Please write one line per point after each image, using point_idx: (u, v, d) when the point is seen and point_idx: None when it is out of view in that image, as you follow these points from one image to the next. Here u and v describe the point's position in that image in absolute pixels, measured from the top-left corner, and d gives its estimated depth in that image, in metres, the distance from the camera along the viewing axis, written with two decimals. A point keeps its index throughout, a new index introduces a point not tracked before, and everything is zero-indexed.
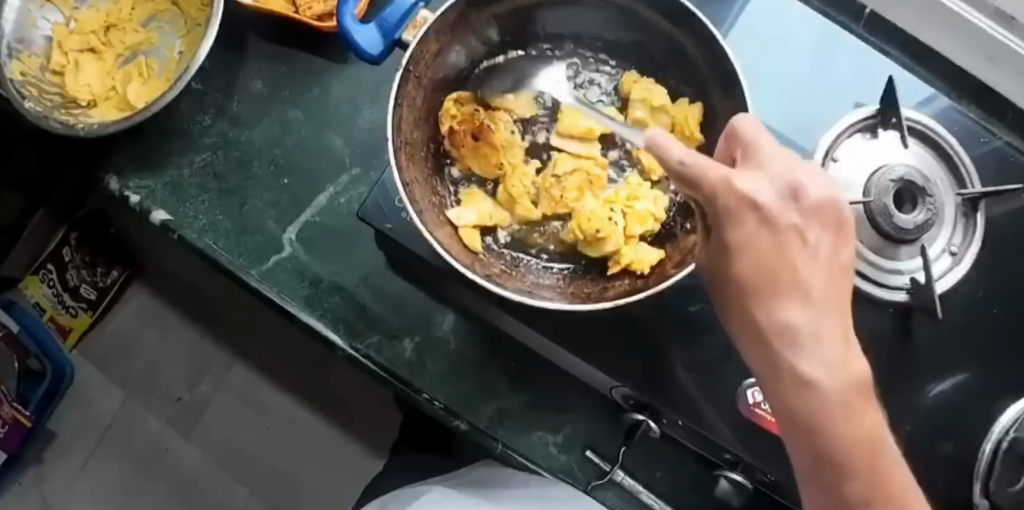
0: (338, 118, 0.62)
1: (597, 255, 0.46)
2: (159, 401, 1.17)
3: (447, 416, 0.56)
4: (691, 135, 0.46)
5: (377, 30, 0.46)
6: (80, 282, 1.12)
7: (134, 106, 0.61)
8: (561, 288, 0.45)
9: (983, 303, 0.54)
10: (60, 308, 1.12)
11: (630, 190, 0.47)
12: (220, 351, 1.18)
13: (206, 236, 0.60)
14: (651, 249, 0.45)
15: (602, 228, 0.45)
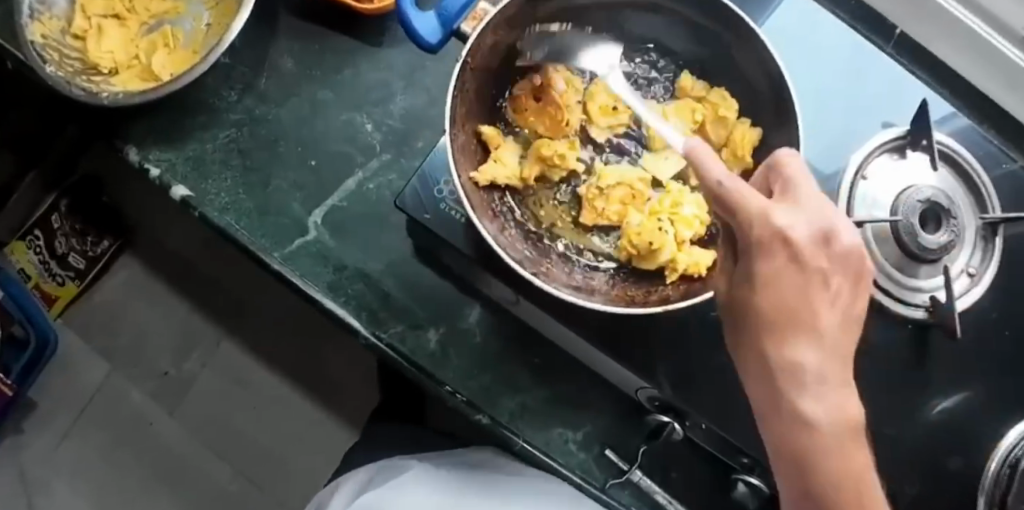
0: (370, 101, 0.61)
1: (651, 266, 0.46)
2: (143, 375, 1.14)
3: (469, 410, 0.56)
4: (743, 157, 0.47)
5: (437, 19, 0.45)
6: (69, 250, 1.08)
7: (159, 76, 0.60)
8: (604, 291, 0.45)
9: (995, 324, 0.56)
10: (46, 275, 1.07)
11: (672, 197, 0.47)
12: (210, 327, 1.16)
13: (228, 215, 0.59)
14: (704, 251, 0.44)
15: (654, 240, 0.45)
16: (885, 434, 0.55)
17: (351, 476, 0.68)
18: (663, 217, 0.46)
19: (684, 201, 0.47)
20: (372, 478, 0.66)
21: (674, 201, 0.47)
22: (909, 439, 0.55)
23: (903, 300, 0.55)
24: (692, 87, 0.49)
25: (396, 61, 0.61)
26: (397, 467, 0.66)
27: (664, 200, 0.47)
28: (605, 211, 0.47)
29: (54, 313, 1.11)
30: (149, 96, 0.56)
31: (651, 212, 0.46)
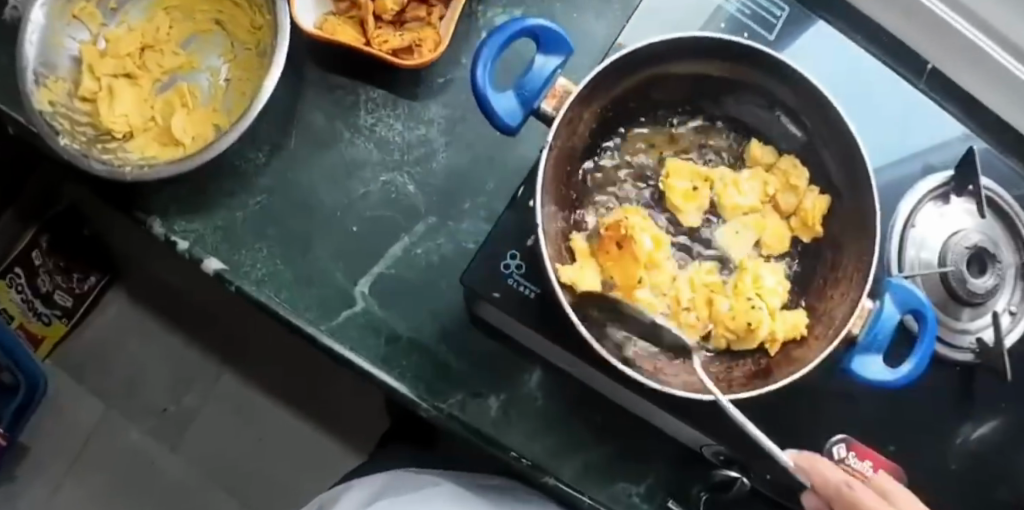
0: (409, 161, 0.59)
1: (749, 345, 0.48)
2: (141, 412, 1.09)
3: (534, 472, 0.56)
4: (813, 228, 0.49)
5: (516, 98, 0.43)
6: (54, 287, 1.01)
7: (180, 139, 0.56)
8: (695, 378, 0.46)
9: None
10: (32, 315, 1.01)
11: (752, 274, 0.49)
12: (208, 359, 1.11)
13: (267, 288, 0.56)
14: (797, 312, 0.48)
15: (751, 320, 0.47)
16: (933, 467, 0.57)
17: (361, 481, 0.66)
18: (750, 294, 0.48)
19: (765, 274, 0.50)
20: (388, 484, 0.64)
21: (757, 277, 0.49)
22: (954, 468, 0.57)
23: (950, 343, 0.57)
24: (761, 155, 0.51)
25: (433, 115, 0.59)
26: (413, 476, 0.65)
27: (749, 278, 0.49)
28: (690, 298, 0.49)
29: (43, 353, 1.06)
30: (181, 167, 0.52)
31: (738, 290, 0.49)
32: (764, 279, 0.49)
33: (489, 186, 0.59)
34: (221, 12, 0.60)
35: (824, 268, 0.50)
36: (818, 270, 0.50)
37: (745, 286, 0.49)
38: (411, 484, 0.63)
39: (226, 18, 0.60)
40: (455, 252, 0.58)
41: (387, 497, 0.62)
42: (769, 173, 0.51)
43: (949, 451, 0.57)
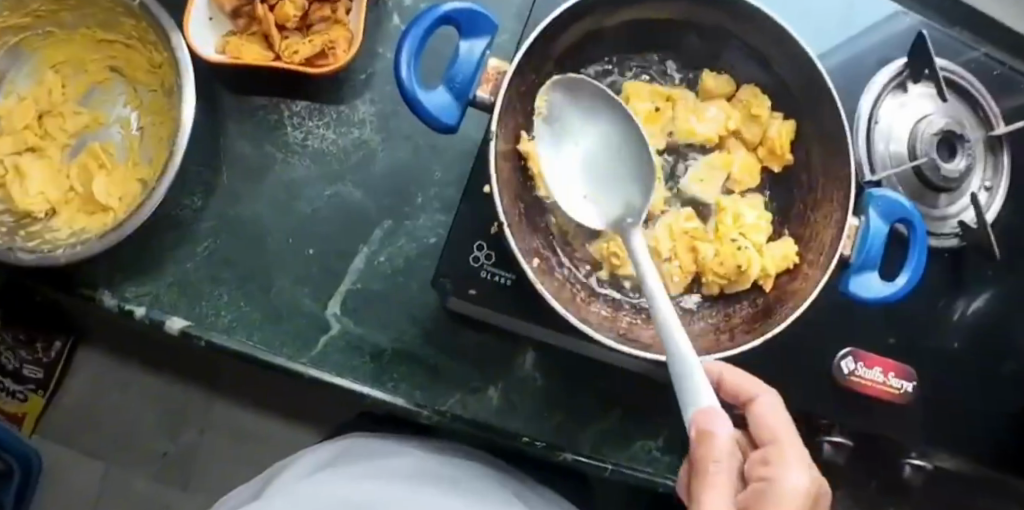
0: (351, 169, 0.56)
1: (742, 286, 0.47)
2: (141, 460, 1.00)
3: (550, 452, 0.55)
4: (784, 156, 0.48)
5: (449, 93, 0.39)
6: (20, 363, 0.94)
7: (107, 204, 0.52)
8: (696, 336, 0.45)
9: (1004, 224, 0.59)
10: (6, 397, 0.95)
11: (732, 211, 0.48)
12: (192, 392, 1.01)
13: (238, 334, 0.53)
14: (782, 245, 0.47)
15: (740, 262, 0.46)
16: (929, 354, 0.58)
17: (320, 446, 0.56)
18: (734, 235, 0.47)
19: (744, 210, 0.48)
20: (349, 450, 0.54)
21: (735, 214, 0.48)
22: (953, 346, 0.59)
23: (935, 233, 0.56)
24: (715, 86, 0.49)
25: (363, 115, 0.56)
26: (382, 441, 0.55)
27: (727, 216, 0.48)
28: (672, 250, 0.47)
29: (28, 430, 0.97)
30: (112, 238, 0.48)
31: (720, 233, 0.47)
32: (743, 215, 0.48)
33: (437, 175, 0.56)
34: (114, 57, 0.55)
35: (800, 192, 0.49)
36: (795, 195, 0.49)
37: (724, 225, 0.48)
38: (374, 451, 0.53)
39: (122, 62, 0.55)
40: (419, 251, 0.55)
41: (335, 466, 0.51)
42: (726, 103, 0.49)
43: (941, 334, 0.59)
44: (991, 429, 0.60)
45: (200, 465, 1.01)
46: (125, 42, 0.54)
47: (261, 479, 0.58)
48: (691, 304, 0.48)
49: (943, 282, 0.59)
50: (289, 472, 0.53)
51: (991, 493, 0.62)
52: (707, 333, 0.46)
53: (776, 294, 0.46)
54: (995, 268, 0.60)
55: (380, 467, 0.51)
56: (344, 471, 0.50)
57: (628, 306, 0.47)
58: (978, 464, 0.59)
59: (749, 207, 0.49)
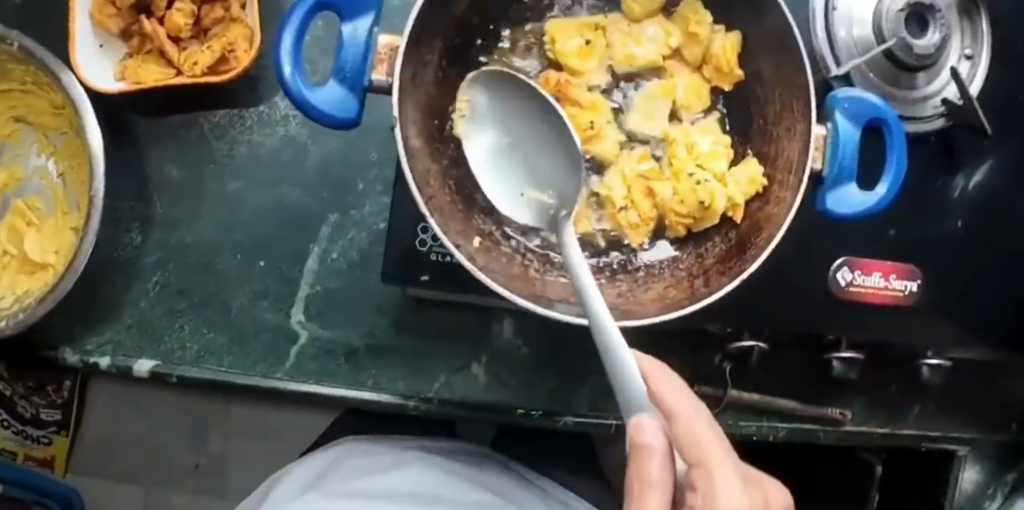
0: (284, 169, 0.52)
1: (709, 221, 0.43)
2: (175, 477, 0.98)
3: (550, 420, 0.52)
4: (733, 71, 0.43)
5: (341, 85, 0.36)
6: (37, 409, 0.91)
7: (44, 261, 0.49)
8: (668, 287, 0.42)
9: (990, 87, 0.55)
10: (30, 442, 0.92)
11: (684, 139, 0.44)
12: (210, 398, 0.96)
13: (209, 362, 0.52)
14: (747, 169, 0.43)
15: (703, 197, 0.42)
16: (930, 240, 0.55)
17: (314, 454, 0.56)
18: (690, 168, 0.43)
19: (697, 138, 0.44)
20: (341, 461, 0.54)
21: (689, 144, 0.44)
22: (958, 226, 0.56)
23: (918, 116, 0.52)
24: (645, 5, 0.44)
25: (284, 111, 0.52)
26: (374, 450, 0.55)
27: (680, 149, 0.44)
28: (627, 197, 0.44)
29: (61, 470, 0.96)
30: (52, 299, 0.46)
31: (675, 169, 0.43)
32: (696, 144, 0.44)
33: (374, 156, 0.52)
34: (14, 106, 0.52)
35: (759, 104, 0.44)
36: (753, 108, 0.45)
37: (678, 158, 0.43)
38: (364, 465, 0.54)
39: (24, 110, 0.52)
40: (372, 240, 0.52)
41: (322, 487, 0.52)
42: (664, 21, 0.44)
43: (938, 218, 0.55)
44: (1005, 304, 0.57)
45: (234, 470, 0.98)
46: (21, 88, 0.50)
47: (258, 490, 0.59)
48: (656, 250, 0.45)
49: (935, 160, 0.55)
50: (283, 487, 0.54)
51: (1018, 368, 0.59)
52: (679, 281, 0.42)
53: (749, 224, 0.42)
54: (988, 136, 0.55)
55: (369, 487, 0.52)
56: (332, 490, 0.51)
57: (591, 266, 0.44)
58: (994, 343, 0.57)
59: (703, 132, 0.45)
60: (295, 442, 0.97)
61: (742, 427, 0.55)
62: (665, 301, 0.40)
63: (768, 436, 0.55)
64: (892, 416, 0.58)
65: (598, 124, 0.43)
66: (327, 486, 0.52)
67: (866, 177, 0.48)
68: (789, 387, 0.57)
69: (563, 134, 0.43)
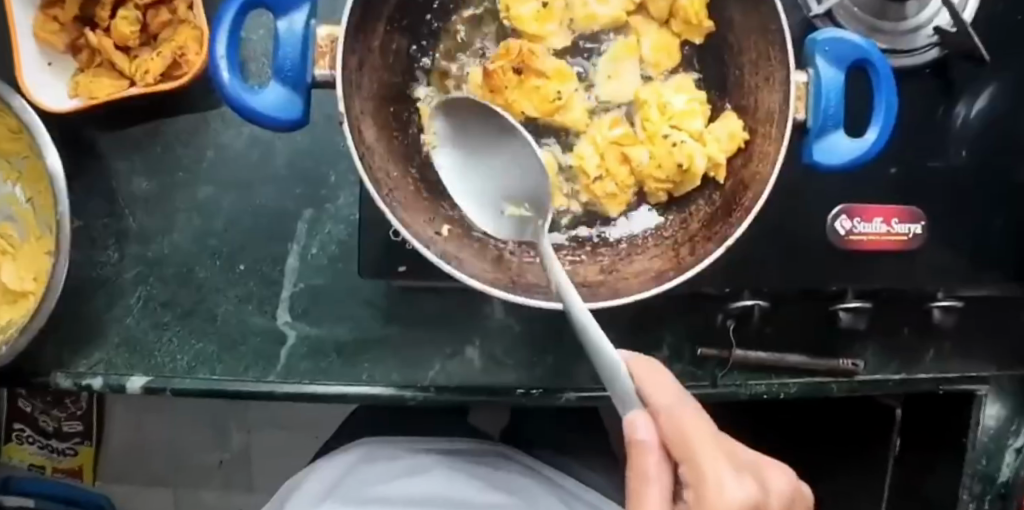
0: (253, 169, 0.51)
1: (690, 184, 0.41)
2: (201, 476, 0.98)
3: (551, 397, 0.50)
4: (703, 24, 0.41)
5: (283, 85, 0.34)
6: (58, 422, 0.93)
7: (23, 289, 0.49)
8: (654, 258, 0.40)
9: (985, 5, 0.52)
10: (56, 455, 0.95)
11: (657, 99, 0.41)
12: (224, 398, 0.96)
13: (201, 372, 0.51)
14: (725, 125, 0.40)
15: (680, 159, 0.40)
16: (932, 174, 0.53)
17: (329, 457, 0.56)
18: (665, 130, 0.40)
19: (669, 97, 0.42)
20: (357, 471, 0.54)
21: (661, 104, 0.41)
22: (961, 156, 0.53)
23: (908, 49, 0.50)
24: None
25: None
26: (389, 456, 0.55)
27: (652, 111, 0.41)
28: (602, 166, 0.41)
29: (90, 479, 0.97)
30: (35, 325, 0.46)
31: (650, 133, 0.41)
32: (669, 103, 0.41)
33: (343, 145, 0.50)
34: None
35: (733, 56, 0.42)
36: (728, 60, 0.43)
37: (651, 120, 0.41)
38: (380, 476, 0.54)
39: None
40: (350, 232, 0.51)
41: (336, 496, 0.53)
42: None
43: (939, 149, 0.53)
44: (1018, 232, 0.54)
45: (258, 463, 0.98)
46: None
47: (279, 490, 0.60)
48: (639, 219, 0.43)
49: (931, 90, 0.52)
50: (302, 492, 0.55)
51: None
52: (665, 251, 0.40)
53: (733, 183, 0.40)
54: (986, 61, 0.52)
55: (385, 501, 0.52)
56: (346, 498, 0.53)
57: (573, 243, 0.42)
58: (1009, 277, 0.55)
59: (674, 90, 0.42)
60: (314, 430, 0.97)
61: (751, 386, 0.52)
62: (650, 274, 0.38)
63: (779, 393, 0.52)
64: (909, 362, 0.55)
65: (564, 93, 0.40)
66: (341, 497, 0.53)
67: (853, 123, 0.46)
68: (797, 343, 0.54)
69: (528, 107, 0.40)
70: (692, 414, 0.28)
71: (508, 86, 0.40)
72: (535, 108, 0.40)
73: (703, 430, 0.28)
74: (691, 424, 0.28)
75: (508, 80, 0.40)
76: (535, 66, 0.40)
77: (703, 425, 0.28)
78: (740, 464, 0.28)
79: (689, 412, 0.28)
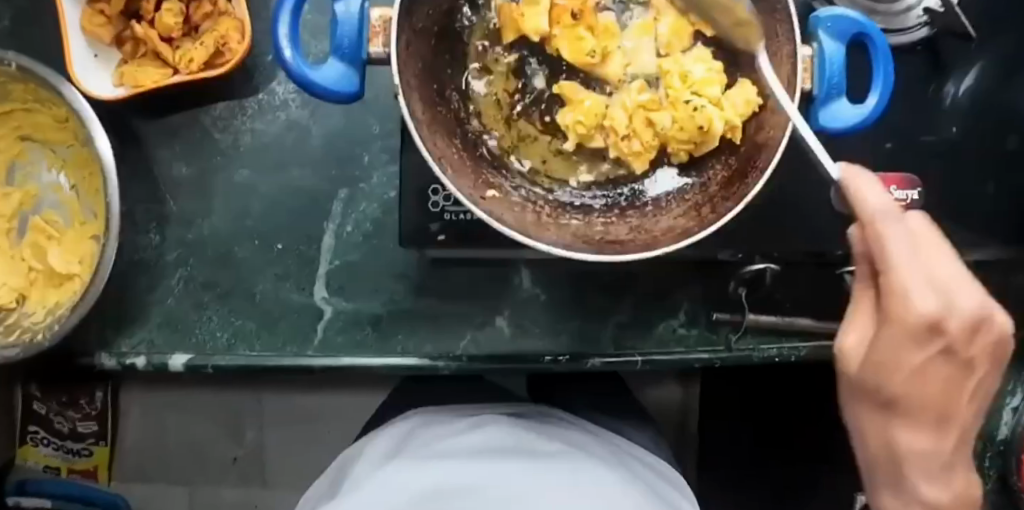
0: (289, 152, 0.54)
1: (710, 147, 0.44)
2: (217, 472, 0.93)
3: (578, 363, 0.53)
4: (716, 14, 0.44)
5: (341, 61, 0.37)
6: (74, 422, 0.88)
7: (70, 271, 0.51)
8: (680, 217, 0.43)
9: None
10: (71, 456, 0.89)
11: (682, 71, 0.45)
12: (239, 394, 0.91)
13: (241, 348, 0.53)
14: (743, 88, 0.43)
15: (701, 121, 0.43)
16: (925, 147, 0.57)
17: (382, 432, 0.56)
18: (687, 96, 0.44)
19: (690, 66, 0.45)
20: (414, 432, 0.55)
21: (682, 72, 0.45)
22: (953, 131, 0.57)
23: (899, 31, 0.54)
24: None
25: (283, 96, 0.53)
26: (444, 420, 0.56)
27: (675, 79, 0.45)
28: (629, 127, 0.45)
29: (105, 479, 0.91)
30: (84, 307, 0.46)
31: (673, 99, 0.45)
32: (690, 70, 0.45)
33: (375, 128, 0.53)
34: (20, 127, 0.53)
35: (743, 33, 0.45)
36: None
37: (675, 86, 0.45)
38: (437, 432, 0.54)
39: (29, 129, 0.53)
40: (384, 210, 0.54)
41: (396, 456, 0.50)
42: None
43: (932, 123, 0.57)
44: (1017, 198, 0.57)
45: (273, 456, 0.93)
46: (24, 107, 0.51)
47: (326, 477, 0.57)
48: (663, 183, 0.46)
49: (920, 70, 0.56)
50: (358, 463, 0.53)
51: None
52: (689, 210, 0.43)
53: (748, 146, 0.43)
54: (973, 40, 0.56)
55: (449, 446, 0.50)
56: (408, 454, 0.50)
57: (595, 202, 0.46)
58: (1007, 241, 0.57)
59: (698, 56, 0.45)
60: None
61: (764, 350, 0.55)
62: (676, 231, 0.41)
63: (791, 356, 0.54)
64: None
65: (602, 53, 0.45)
66: (401, 452, 0.51)
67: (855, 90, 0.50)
68: (805, 307, 0.57)
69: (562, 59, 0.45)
70: (892, 226, 0.32)
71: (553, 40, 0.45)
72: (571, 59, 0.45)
73: (908, 263, 0.31)
74: (881, 244, 0.32)
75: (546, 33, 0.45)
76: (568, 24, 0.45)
77: (907, 252, 0.31)
78: (946, 283, 0.32)
79: (888, 225, 0.32)
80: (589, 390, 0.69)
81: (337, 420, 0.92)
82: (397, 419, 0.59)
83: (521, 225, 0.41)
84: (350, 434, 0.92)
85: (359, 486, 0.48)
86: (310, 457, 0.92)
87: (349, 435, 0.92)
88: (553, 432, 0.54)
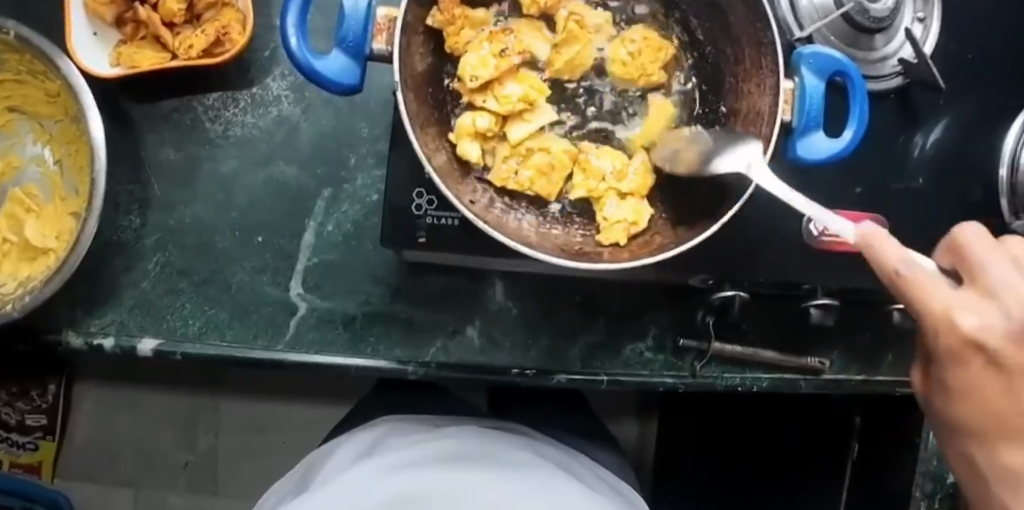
0: (277, 146, 0.54)
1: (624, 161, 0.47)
2: (166, 474, 0.90)
3: (543, 378, 0.54)
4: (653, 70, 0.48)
5: (345, 54, 0.40)
6: (22, 415, 0.83)
7: (46, 246, 0.50)
8: (657, 235, 0.45)
9: (937, 52, 0.60)
10: (15, 450, 0.85)
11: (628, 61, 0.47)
12: (196, 395, 0.89)
13: (211, 338, 0.53)
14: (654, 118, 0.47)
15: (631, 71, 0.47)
16: (895, 192, 0.59)
17: (350, 438, 0.56)
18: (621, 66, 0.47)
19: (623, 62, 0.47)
20: (384, 439, 0.55)
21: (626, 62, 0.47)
22: (918, 182, 0.59)
23: (878, 78, 0.57)
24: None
25: (277, 91, 0.54)
26: (413, 430, 0.56)
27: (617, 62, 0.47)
28: (549, 159, 0.46)
29: (49, 475, 0.88)
30: (59, 278, 0.45)
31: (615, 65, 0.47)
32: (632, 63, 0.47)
33: (365, 131, 0.54)
34: (9, 98, 0.53)
35: (730, 65, 0.46)
36: (725, 68, 0.47)
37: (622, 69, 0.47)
38: (406, 439, 0.54)
39: (18, 100, 0.53)
40: (366, 211, 0.54)
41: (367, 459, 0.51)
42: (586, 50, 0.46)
43: (901, 172, 0.59)
44: None
45: (228, 462, 0.90)
46: (15, 78, 0.51)
47: (293, 478, 0.57)
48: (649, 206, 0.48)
49: (895, 118, 0.59)
50: (329, 465, 0.53)
51: None
52: (663, 228, 0.45)
53: None
54: (941, 95, 0.60)
55: (420, 450, 0.51)
56: (384, 457, 0.50)
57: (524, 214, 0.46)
58: None
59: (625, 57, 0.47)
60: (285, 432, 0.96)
61: (727, 378, 0.56)
62: (652, 246, 0.43)
63: (753, 386, 0.56)
64: (869, 363, 0.60)
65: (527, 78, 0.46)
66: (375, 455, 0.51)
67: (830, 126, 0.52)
68: (767, 339, 0.59)
69: (479, 73, 0.44)
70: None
71: (468, 48, 0.44)
72: (488, 74, 0.44)
73: None
74: (1022, 311, 0.28)
75: (473, 47, 0.44)
76: (505, 44, 0.45)
77: None
78: None
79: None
80: (550, 411, 0.69)
81: (293, 431, 0.90)
82: (363, 428, 0.58)
83: (502, 227, 0.42)
84: (305, 446, 0.90)
85: (331, 484, 0.48)
86: (264, 465, 0.90)
87: (304, 446, 0.90)
88: (521, 442, 0.55)
